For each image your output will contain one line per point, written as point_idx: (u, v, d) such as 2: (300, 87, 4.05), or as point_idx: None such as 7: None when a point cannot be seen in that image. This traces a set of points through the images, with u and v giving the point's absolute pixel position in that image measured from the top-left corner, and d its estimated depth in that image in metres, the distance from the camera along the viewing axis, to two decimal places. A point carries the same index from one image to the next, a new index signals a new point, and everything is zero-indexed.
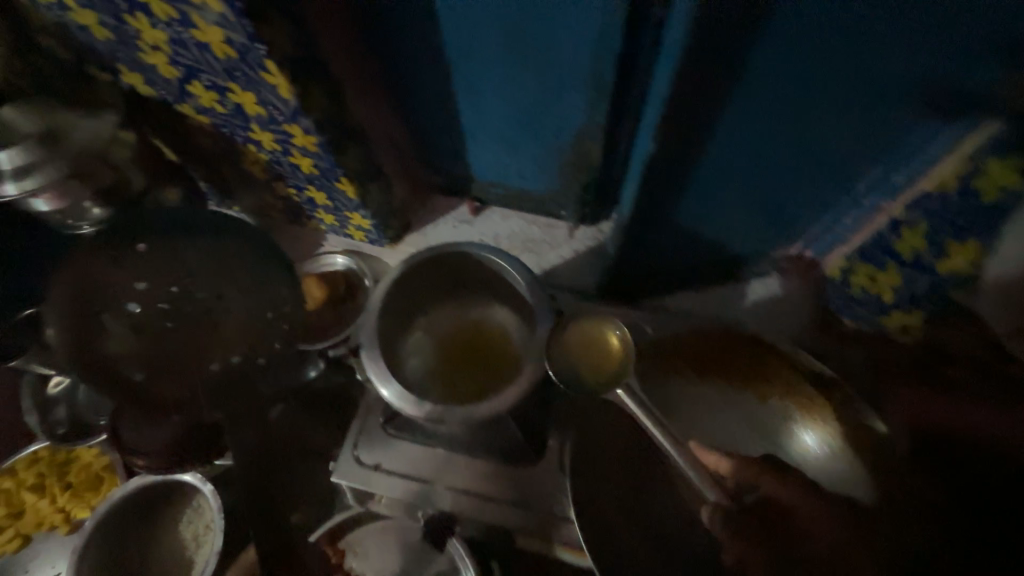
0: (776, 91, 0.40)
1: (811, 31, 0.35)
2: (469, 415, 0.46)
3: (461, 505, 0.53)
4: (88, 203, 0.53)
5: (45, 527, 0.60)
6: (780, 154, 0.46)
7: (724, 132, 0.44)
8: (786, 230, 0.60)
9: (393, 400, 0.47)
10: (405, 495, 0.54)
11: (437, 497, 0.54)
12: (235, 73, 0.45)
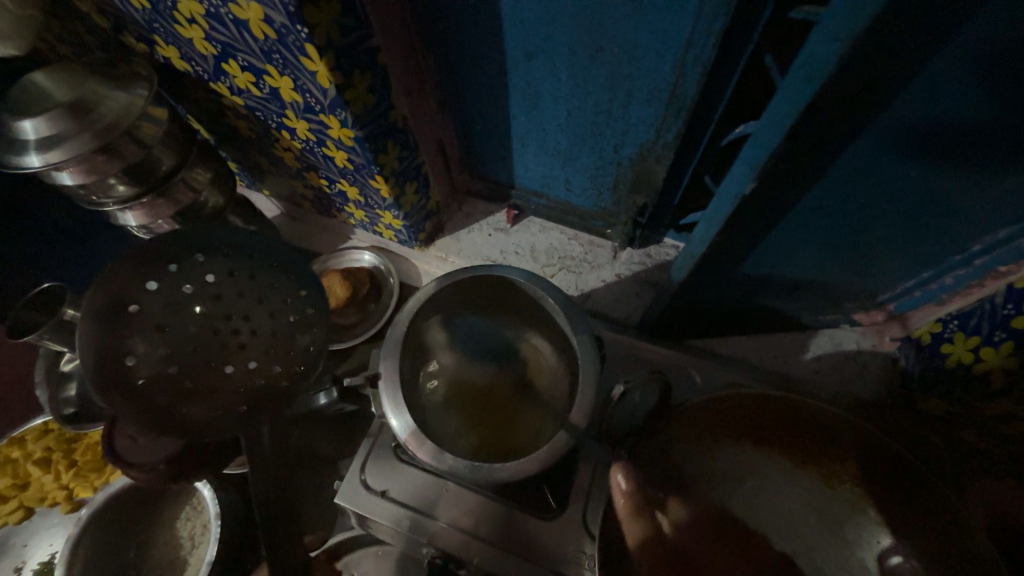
0: (929, 130, 0.30)
1: (1006, 52, 0.25)
2: (489, 472, 0.39)
3: (463, 551, 0.45)
4: (114, 180, 0.50)
5: (47, 503, 0.59)
6: (897, 204, 0.36)
7: (836, 175, 0.35)
8: (871, 282, 0.48)
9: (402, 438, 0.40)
10: (403, 528, 0.46)
11: (438, 536, 0.46)
12: (273, 55, 0.40)
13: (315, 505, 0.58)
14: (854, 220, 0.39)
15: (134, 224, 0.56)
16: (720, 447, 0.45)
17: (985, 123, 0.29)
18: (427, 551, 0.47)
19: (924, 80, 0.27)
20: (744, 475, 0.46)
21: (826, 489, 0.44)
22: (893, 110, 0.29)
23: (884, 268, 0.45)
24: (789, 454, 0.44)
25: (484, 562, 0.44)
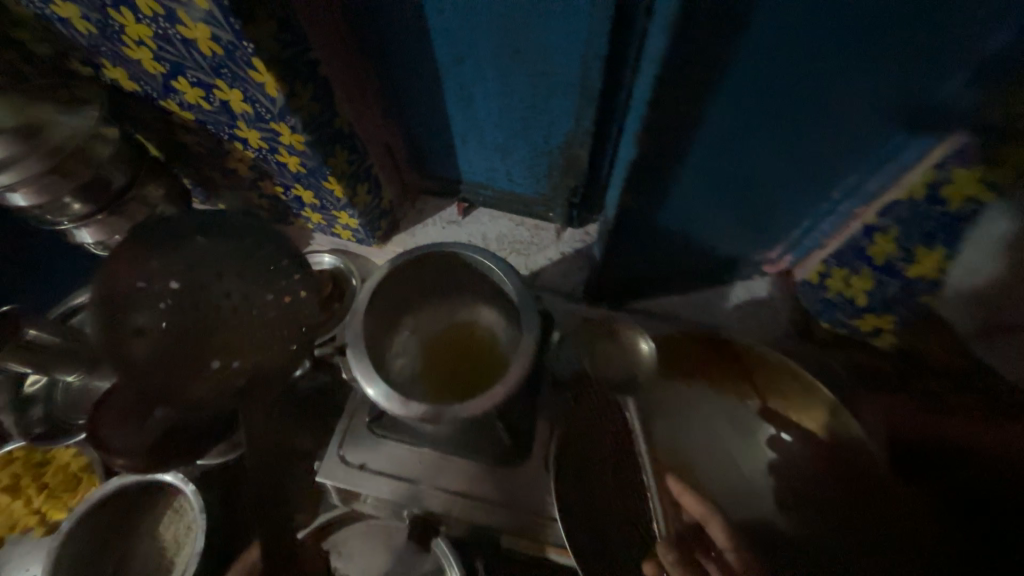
0: (777, 98, 0.38)
1: (810, 33, 0.33)
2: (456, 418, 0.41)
3: (449, 507, 0.50)
4: (68, 198, 0.51)
5: (18, 530, 0.58)
6: (769, 162, 0.44)
7: (710, 142, 0.42)
8: (768, 237, 0.57)
9: (379, 399, 0.42)
10: (392, 494, 0.50)
11: (425, 497, 0.50)
12: (221, 70, 0.44)
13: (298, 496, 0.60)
14: (738, 180, 0.47)
15: (91, 241, 0.57)
16: (647, 374, 0.54)
17: (814, 86, 0.37)
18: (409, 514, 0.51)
19: (754, 61, 0.35)
20: (671, 404, 0.56)
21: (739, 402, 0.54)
22: (729, 88, 0.37)
23: (774, 222, 0.54)
24: (708, 379, 0.55)
25: (467, 513, 0.49)
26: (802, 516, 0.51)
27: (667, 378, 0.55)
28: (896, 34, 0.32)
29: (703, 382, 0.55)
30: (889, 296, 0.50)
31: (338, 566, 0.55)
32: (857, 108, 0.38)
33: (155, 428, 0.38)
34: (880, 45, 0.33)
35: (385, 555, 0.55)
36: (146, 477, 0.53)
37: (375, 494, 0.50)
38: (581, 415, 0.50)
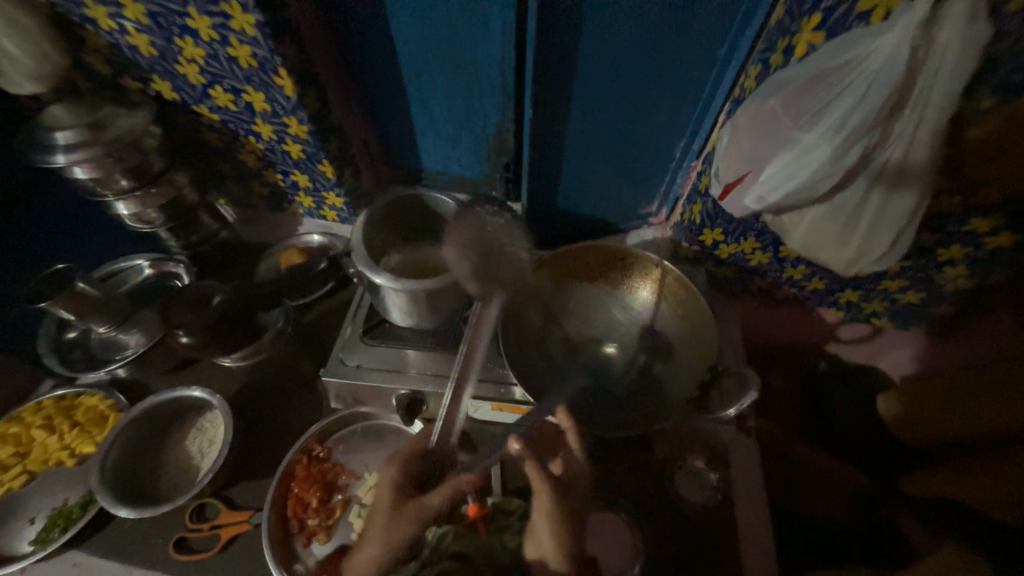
0: (609, 74, 0.62)
1: (616, 36, 0.58)
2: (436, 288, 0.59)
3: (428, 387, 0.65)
4: (118, 176, 0.67)
5: (51, 463, 0.67)
6: (619, 123, 0.69)
7: (579, 102, 0.66)
8: (646, 192, 0.80)
9: (387, 284, 0.58)
10: (383, 382, 0.65)
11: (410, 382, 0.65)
12: (254, 78, 0.63)
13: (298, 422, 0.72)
14: (611, 134, 0.70)
15: (127, 213, 0.72)
16: (573, 287, 0.70)
17: (627, 68, 0.61)
18: (399, 399, 0.65)
19: (591, 51, 0.60)
20: (577, 303, 0.70)
21: (629, 294, 0.68)
22: (585, 65, 0.61)
23: (646, 176, 0.77)
24: (607, 282, 0.69)
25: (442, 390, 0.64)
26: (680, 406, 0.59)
27: (574, 281, 0.70)
28: (663, 37, 0.57)
29: (603, 284, 0.70)
30: (711, 210, 0.69)
31: (339, 458, 0.68)
32: (661, 86, 0.63)
33: (213, 311, 0.59)
34: (657, 43, 0.58)
35: (381, 446, 0.69)
36: (181, 391, 0.67)
37: (370, 384, 0.65)
38: (529, 311, 0.68)
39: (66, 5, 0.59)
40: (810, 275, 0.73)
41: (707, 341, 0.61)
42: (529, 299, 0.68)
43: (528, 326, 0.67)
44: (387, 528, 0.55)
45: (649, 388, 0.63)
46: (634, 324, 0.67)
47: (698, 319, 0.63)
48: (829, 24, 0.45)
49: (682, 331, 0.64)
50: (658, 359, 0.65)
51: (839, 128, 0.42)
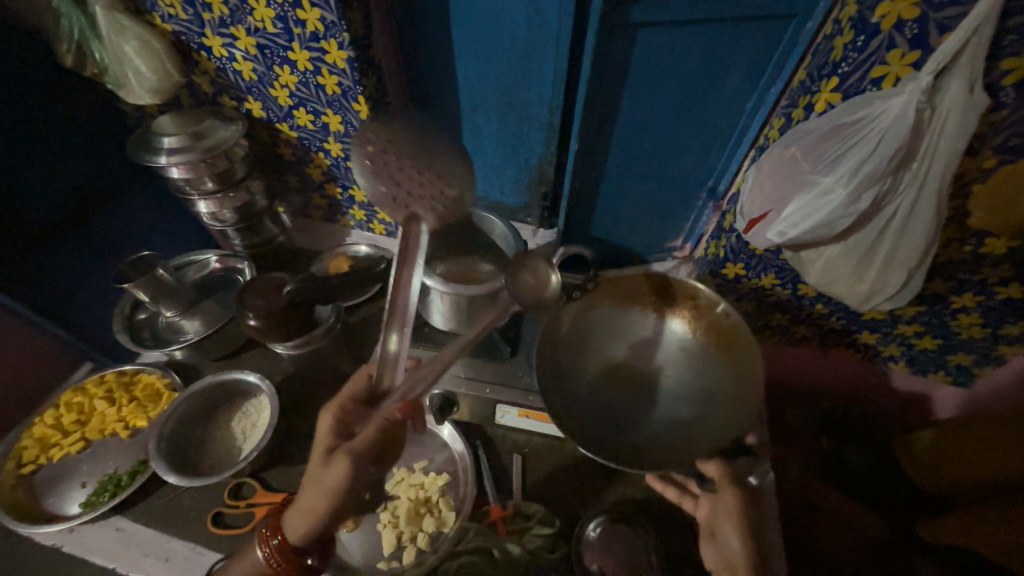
0: (646, 119, 0.70)
1: (654, 88, 0.66)
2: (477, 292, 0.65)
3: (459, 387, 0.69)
4: (206, 178, 0.75)
5: (106, 433, 0.73)
6: (651, 162, 0.76)
7: (617, 142, 0.74)
8: (673, 227, 0.86)
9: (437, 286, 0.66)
10: None
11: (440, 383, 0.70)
12: (335, 103, 0.72)
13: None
14: (644, 171, 0.78)
15: (205, 211, 0.81)
16: (633, 313, 0.67)
17: (664, 114, 0.69)
18: (429, 399, 0.69)
19: (632, 99, 0.68)
20: (612, 319, 0.67)
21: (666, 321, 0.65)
22: (626, 109, 0.69)
23: (673, 212, 0.84)
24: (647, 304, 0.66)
25: (472, 391, 0.69)
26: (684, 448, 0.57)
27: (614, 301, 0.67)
28: (697, 90, 0.65)
29: (643, 306, 0.66)
30: (734, 246, 0.75)
31: None
32: (692, 132, 0.70)
33: (282, 299, 0.63)
34: (691, 96, 0.66)
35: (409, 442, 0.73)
36: (236, 373, 0.73)
37: None
38: (569, 338, 0.66)
39: (189, 34, 0.70)
40: (827, 313, 0.77)
41: (746, 399, 0.56)
42: (575, 321, 0.66)
43: (563, 351, 0.65)
44: (315, 492, 0.50)
45: (681, 436, 0.58)
46: (685, 362, 0.63)
47: (748, 369, 0.57)
48: (846, 86, 0.52)
49: (729, 382, 0.59)
50: (693, 403, 0.60)
51: (852, 175, 0.48)
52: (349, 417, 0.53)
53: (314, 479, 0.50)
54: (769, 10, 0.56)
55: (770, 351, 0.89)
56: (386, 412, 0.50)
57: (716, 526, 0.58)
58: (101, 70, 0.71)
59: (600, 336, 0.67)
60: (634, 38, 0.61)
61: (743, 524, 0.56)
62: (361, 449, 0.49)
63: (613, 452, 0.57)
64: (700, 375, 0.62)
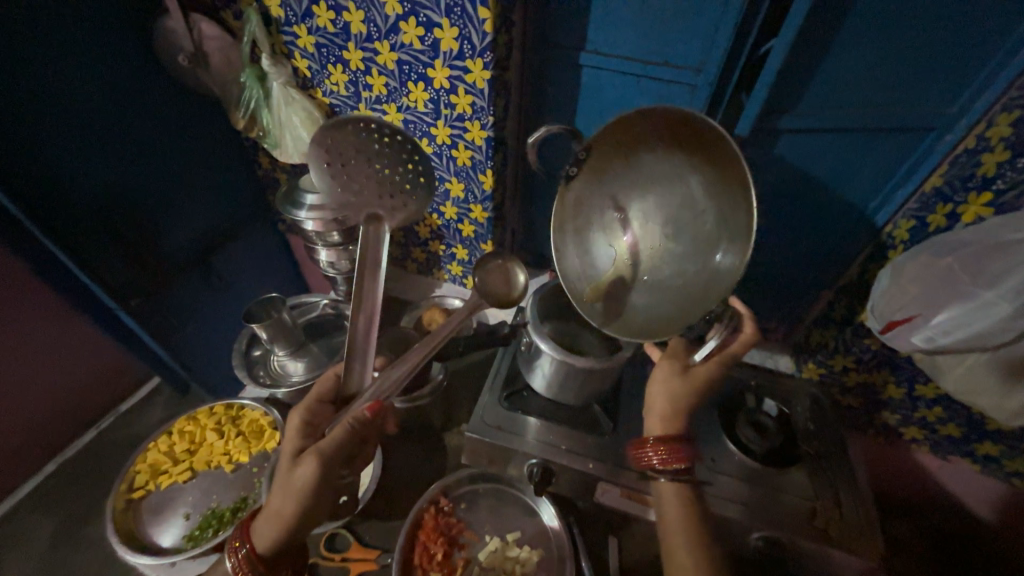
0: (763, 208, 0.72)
1: (777, 181, 0.68)
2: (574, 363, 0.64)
3: (559, 457, 0.66)
4: (333, 232, 0.81)
5: (211, 465, 0.76)
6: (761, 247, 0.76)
7: None
8: (773, 310, 0.85)
9: (550, 351, 0.65)
10: (515, 446, 0.67)
11: (534, 450, 0.67)
12: (462, 174, 0.78)
13: (418, 469, 0.77)
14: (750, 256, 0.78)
15: (325, 260, 0.87)
16: (650, 158, 0.54)
17: (784, 205, 0.70)
18: (529, 466, 0.67)
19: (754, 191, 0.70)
20: (614, 168, 0.57)
21: (662, 149, 0.53)
22: None
23: (775, 297, 0.83)
24: (648, 143, 0.54)
25: (574, 462, 0.66)
26: (685, 313, 0.54)
27: (615, 156, 0.56)
28: (820, 187, 0.67)
29: (643, 147, 0.54)
30: (846, 339, 0.74)
31: (462, 514, 0.71)
32: (809, 224, 0.71)
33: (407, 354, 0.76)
34: (814, 192, 0.68)
35: (500, 510, 0.72)
36: None
37: (506, 444, 0.67)
38: (587, 214, 0.60)
39: (344, 107, 0.79)
40: (946, 419, 0.71)
41: (738, 257, 0.48)
42: (588, 189, 0.58)
43: (589, 221, 0.60)
44: (283, 496, 0.53)
45: (690, 292, 0.54)
46: (705, 201, 0.52)
47: (740, 204, 0.48)
48: (1001, 201, 0.53)
49: (738, 225, 0.48)
50: (696, 240, 0.54)
51: (1019, 292, 0.47)
52: (316, 417, 0.59)
53: (284, 483, 0.53)
54: (911, 123, 0.58)
55: (873, 450, 0.84)
56: (355, 411, 0.55)
57: (651, 402, 0.60)
58: (265, 132, 0.81)
59: (610, 172, 0.57)
60: (768, 139, 0.63)
61: (671, 398, 0.59)
62: (331, 448, 0.53)
63: (618, 324, 0.58)
64: (703, 206, 0.52)
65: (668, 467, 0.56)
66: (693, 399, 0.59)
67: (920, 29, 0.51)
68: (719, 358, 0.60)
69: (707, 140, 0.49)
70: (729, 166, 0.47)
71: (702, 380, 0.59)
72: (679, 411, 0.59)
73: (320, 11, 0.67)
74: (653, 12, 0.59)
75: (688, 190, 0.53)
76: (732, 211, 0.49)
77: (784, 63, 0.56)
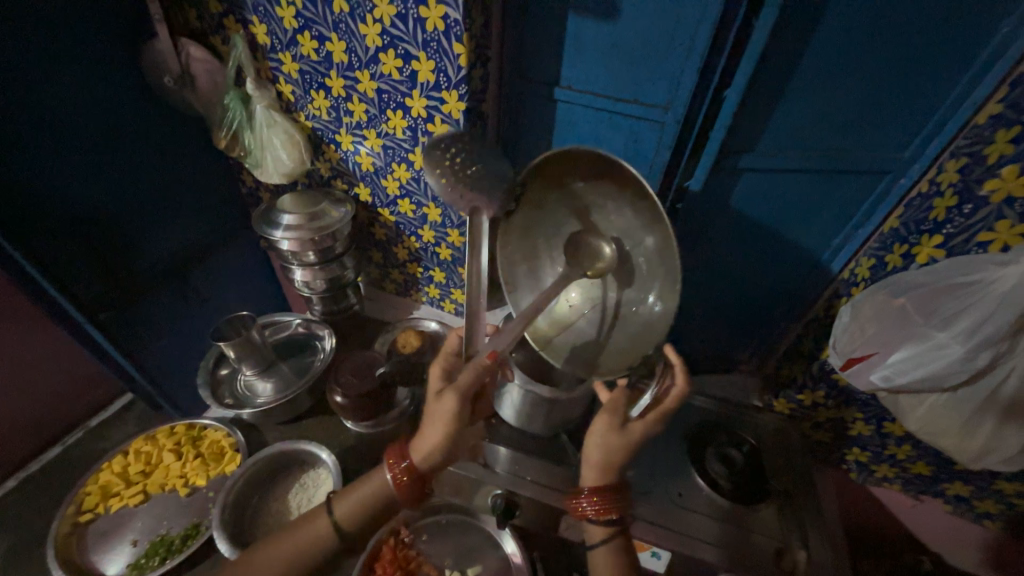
0: (732, 242, 0.73)
1: (744, 218, 0.69)
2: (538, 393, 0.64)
3: (522, 488, 0.64)
4: (309, 252, 0.81)
5: (166, 488, 0.74)
6: (733, 280, 0.77)
7: (703, 258, 0.76)
8: (746, 342, 0.85)
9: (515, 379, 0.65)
10: (478, 475, 0.66)
11: (499, 480, 0.65)
12: (439, 199, 0.79)
13: None
14: (722, 289, 0.79)
15: (300, 279, 0.87)
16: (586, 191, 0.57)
17: (753, 241, 0.72)
18: (492, 496, 0.65)
19: (723, 226, 0.71)
20: (554, 196, 0.59)
21: (596, 184, 0.55)
22: (713, 235, 0.73)
23: (747, 328, 0.83)
24: (580, 176, 0.56)
25: (537, 495, 0.64)
26: (621, 350, 0.57)
27: (554, 184, 0.58)
28: (785, 223, 0.69)
29: (576, 177, 0.56)
30: (815, 374, 0.74)
31: (421, 546, 0.69)
32: (777, 258, 0.72)
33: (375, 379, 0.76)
34: (779, 228, 0.69)
35: (461, 543, 0.70)
36: (302, 442, 0.76)
37: (468, 474, 0.66)
38: (536, 240, 0.64)
39: (326, 131, 0.80)
40: (915, 457, 0.70)
41: (671, 297, 0.52)
42: (531, 218, 0.62)
43: (536, 252, 0.64)
44: (434, 425, 0.52)
45: (632, 326, 0.57)
46: (641, 232, 0.54)
47: (667, 249, 0.51)
48: (951, 245, 0.55)
49: (667, 261, 0.52)
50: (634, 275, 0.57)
51: (969, 335, 0.48)
52: (451, 367, 0.58)
53: (433, 411, 0.53)
54: (869, 166, 0.60)
55: (847, 487, 0.82)
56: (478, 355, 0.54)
57: (588, 451, 0.57)
58: (246, 152, 0.82)
59: (552, 202, 0.60)
60: (732, 177, 0.65)
61: (604, 452, 0.56)
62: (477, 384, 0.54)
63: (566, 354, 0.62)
64: (637, 243, 0.55)
65: (602, 518, 0.55)
66: (627, 454, 0.56)
67: (868, 77, 0.54)
68: (656, 414, 0.57)
69: (631, 188, 0.51)
70: (655, 213, 0.50)
71: (639, 436, 0.56)
72: (614, 462, 0.56)
73: (304, 40, 0.70)
74: (622, 53, 0.62)
75: (622, 227, 0.56)
76: (663, 255, 0.52)
77: (742, 105, 0.59)
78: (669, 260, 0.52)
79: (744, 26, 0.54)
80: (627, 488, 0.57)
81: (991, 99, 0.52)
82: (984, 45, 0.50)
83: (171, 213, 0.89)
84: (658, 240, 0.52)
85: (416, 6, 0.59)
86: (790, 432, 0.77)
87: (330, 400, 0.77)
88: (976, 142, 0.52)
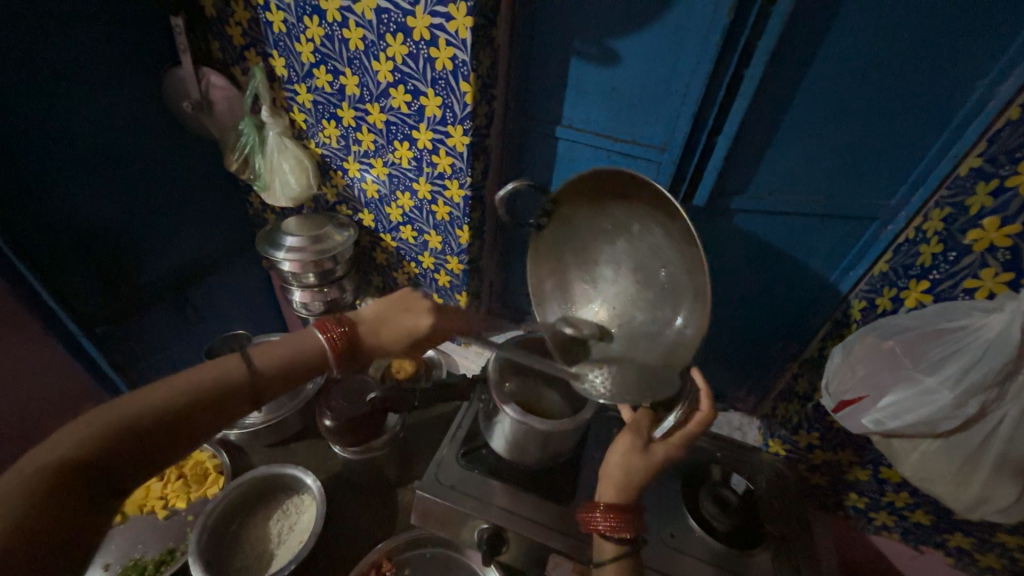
0: (725, 280, 0.74)
1: (737, 255, 0.71)
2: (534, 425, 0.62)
3: (512, 524, 0.63)
4: (309, 273, 0.82)
5: (144, 510, 0.74)
6: (728, 316, 0.78)
7: None
8: (743, 380, 0.85)
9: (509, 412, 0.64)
10: (469, 508, 0.64)
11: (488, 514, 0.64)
12: (440, 227, 0.81)
13: (364, 529, 0.73)
14: (717, 324, 0.79)
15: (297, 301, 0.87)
16: (621, 213, 0.58)
17: (745, 279, 0.73)
18: (479, 530, 0.63)
19: (716, 262, 0.73)
20: (581, 218, 0.61)
21: (626, 204, 0.56)
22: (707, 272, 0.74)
23: (743, 366, 0.83)
24: (611, 196, 0.57)
25: (524, 530, 0.62)
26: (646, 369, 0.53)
27: (583, 207, 0.60)
28: (775, 263, 0.70)
29: (606, 200, 0.58)
30: (809, 414, 0.73)
31: None
32: (770, 297, 0.73)
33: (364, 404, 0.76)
34: (771, 267, 0.70)
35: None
36: (283, 468, 0.74)
37: (458, 505, 0.64)
38: (565, 256, 0.64)
39: (334, 157, 0.83)
40: (913, 505, 0.69)
41: (700, 320, 0.50)
42: (557, 236, 0.63)
43: (565, 267, 0.64)
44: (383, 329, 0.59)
45: (661, 346, 0.54)
46: (670, 253, 0.54)
47: (694, 267, 0.51)
48: (938, 290, 0.57)
49: (698, 286, 0.51)
50: (662, 293, 0.55)
51: (955, 379, 0.49)
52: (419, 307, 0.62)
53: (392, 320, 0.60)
54: (857, 211, 0.62)
55: (844, 533, 0.80)
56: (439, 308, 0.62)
57: (608, 465, 0.60)
58: (256, 175, 0.84)
59: (580, 222, 0.61)
60: (724, 216, 0.67)
61: (628, 472, 0.58)
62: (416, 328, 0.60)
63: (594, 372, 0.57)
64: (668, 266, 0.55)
65: (615, 535, 0.55)
66: (647, 476, 0.58)
67: (855, 130, 0.57)
68: (680, 440, 0.59)
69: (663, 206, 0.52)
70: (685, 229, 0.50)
71: (660, 461, 0.58)
72: (634, 483, 0.58)
73: (319, 74, 0.73)
74: (620, 97, 0.65)
75: (654, 248, 0.56)
76: (692, 278, 0.52)
77: (732, 148, 0.61)
78: (699, 282, 0.51)
79: (735, 77, 0.57)
80: (642, 513, 0.57)
81: (971, 152, 0.55)
82: (961, 104, 0.52)
83: (177, 230, 0.91)
84: (688, 259, 0.52)
85: (426, 47, 0.63)
86: (786, 473, 0.75)
87: (320, 424, 0.78)
88: (958, 193, 0.55)
